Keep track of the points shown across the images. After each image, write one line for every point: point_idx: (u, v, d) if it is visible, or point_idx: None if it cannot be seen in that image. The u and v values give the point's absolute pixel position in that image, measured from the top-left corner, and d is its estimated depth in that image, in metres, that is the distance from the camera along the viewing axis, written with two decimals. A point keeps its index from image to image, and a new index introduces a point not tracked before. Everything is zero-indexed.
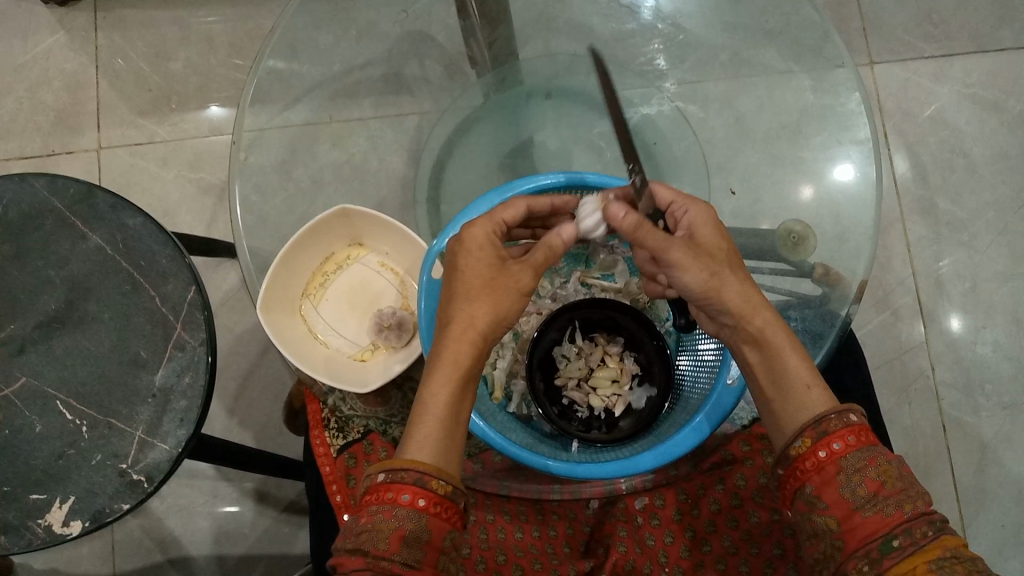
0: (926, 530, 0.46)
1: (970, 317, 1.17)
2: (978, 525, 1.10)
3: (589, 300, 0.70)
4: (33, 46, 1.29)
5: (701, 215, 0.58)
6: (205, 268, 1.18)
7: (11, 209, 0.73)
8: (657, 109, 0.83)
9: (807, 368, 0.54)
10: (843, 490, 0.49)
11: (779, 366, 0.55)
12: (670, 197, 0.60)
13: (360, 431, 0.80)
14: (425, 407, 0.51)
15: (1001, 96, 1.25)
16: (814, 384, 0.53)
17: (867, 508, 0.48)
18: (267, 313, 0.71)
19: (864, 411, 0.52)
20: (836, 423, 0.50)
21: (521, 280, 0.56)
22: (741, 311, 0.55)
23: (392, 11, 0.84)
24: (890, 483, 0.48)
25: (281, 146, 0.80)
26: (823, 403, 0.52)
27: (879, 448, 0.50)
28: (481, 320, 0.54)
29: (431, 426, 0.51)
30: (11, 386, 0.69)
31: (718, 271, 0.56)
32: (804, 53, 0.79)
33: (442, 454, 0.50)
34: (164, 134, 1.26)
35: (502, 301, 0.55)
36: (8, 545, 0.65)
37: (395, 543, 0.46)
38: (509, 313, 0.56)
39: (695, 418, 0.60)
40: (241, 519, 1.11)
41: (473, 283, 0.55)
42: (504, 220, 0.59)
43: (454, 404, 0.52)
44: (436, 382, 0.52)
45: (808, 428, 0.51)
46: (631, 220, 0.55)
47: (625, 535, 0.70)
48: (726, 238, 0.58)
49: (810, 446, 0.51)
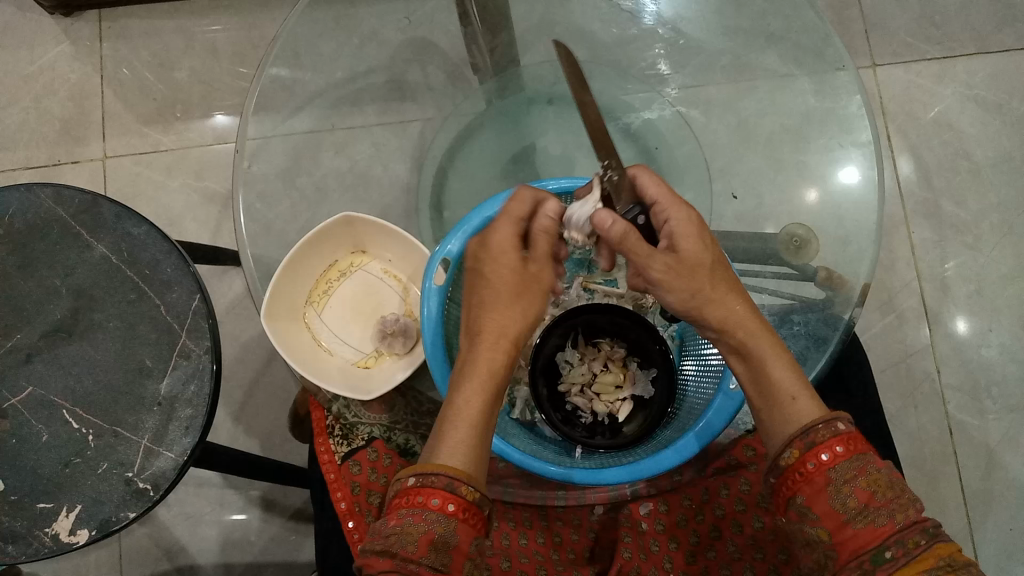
0: (919, 540, 0.45)
1: (975, 319, 1.17)
2: (986, 528, 1.09)
3: (592, 305, 0.70)
4: (38, 56, 1.31)
5: (683, 218, 0.57)
6: (209, 276, 1.19)
7: (17, 219, 0.74)
8: (657, 113, 0.85)
9: (794, 376, 0.54)
10: (833, 501, 0.48)
11: (767, 377, 0.54)
12: (656, 194, 0.59)
13: (364, 438, 0.79)
14: (458, 413, 0.52)
15: (1004, 97, 1.25)
16: (800, 394, 0.53)
17: (858, 520, 0.47)
18: (272, 321, 0.71)
19: (853, 418, 0.51)
20: (824, 433, 0.50)
21: (544, 281, 0.59)
22: (723, 325, 0.56)
23: (394, 19, 0.86)
24: (880, 493, 0.48)
25: (285, 155, 0.81)
26: (813, 411, 0.52)
27: (869, 457, 0.49)
28: (509, 323, 0.56)
29: (467, 435, 0.51)
30: (18, 395, 0.69)
31: (701, 289, 0.55)
32: (806, 56, 0.80)
33: (473, 461, 0.50)
34: (168, 143, 1.27)
35: (528, 303, 0.57)
36: (16, 554, 0.65)
37: (424, 546, 0.46)
38: (536, 316, 0.58)
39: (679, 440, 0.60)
40: (248, 526, 1.11)
41: (502, 287, 0.56)
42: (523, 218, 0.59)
43: (490, 413, 0.53)
44: (472, 386, 0.53)
45: (796, 439, 0.51)
46: (619, 228, 0.55)
47: (630, 541, 0.70)
48: (710, 244, 0.57)
49: (799, 457, 0.50)
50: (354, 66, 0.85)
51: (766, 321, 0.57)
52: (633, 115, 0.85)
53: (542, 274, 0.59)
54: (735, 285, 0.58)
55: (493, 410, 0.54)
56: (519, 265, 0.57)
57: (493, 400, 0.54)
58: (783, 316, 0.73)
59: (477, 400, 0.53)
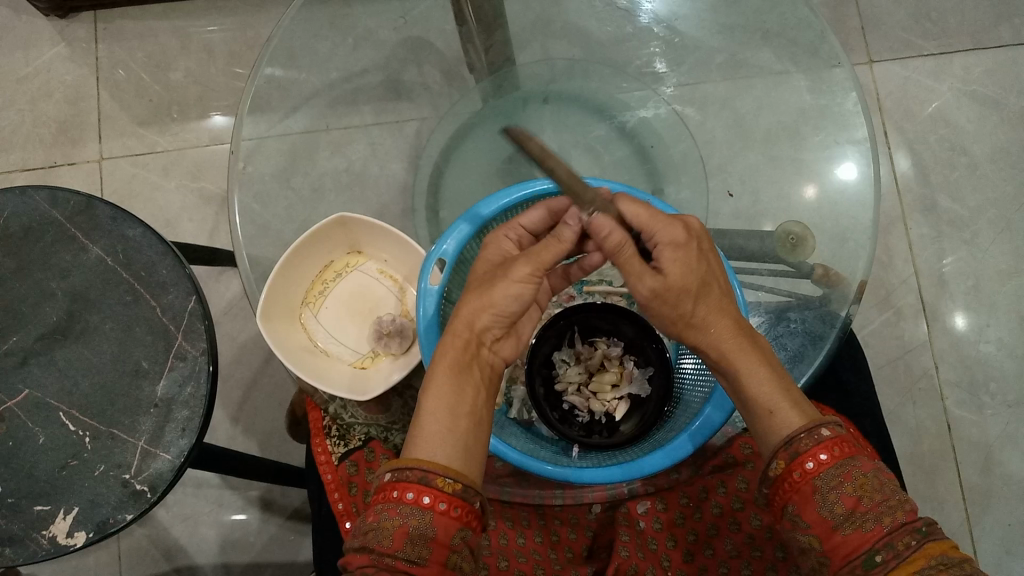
0: (909, 541, 0.45)
1: (973, 314, 1.17)
2: (985, 524, 1.09)
3: (602, 305, 0.71)
4: (34, 57, 1.30)
5: (672, 240, 0.56)
6: (207, 277, 1.19)
7: (12, 221, 0.74)
8: (653, 112, 0.85)
9: (773, 387, 0.53)
10: (822, 509, 0.49)
11: (748, 392, 0.54)
12: (642, 220, 0.57)
13: (360, 439, 0.80)
14: (424, 414, 0.52)
15: (1001, 93, 1.25)
16: (778, 409, 0.52)
17: (847, 526, 0.47)
18: (267, 323, 0.71)
19: (839, 422, 0.51)
20: (807, 442, 0.50)
21: (517, 270, 0.56)
22: (706, 344, 0.56)
23: (390, 18, 0.86)
24: (867, 497, 0.48)
25: (280, 155, 0.80)
26: (795, 419, 0.51)
27: (856, 461, 0.49)
28: (474, 312, 0.56)
29: (437, 424, 0.51)
30: (13, 398, 0.69)
31: (687, 303, 0.55)
32: (801, 54, 0.79)
33: (461, 456, 0.50)
34: (165, 144, 1.27)
35: (495, 297, 0.56)
36: (13, 557, 0.65)
37: (400, 539, 0.47)
38: (507, 310, 0.57)
39: (678, 439, 0.60)
40: (247, 527, 1.11)
41: (476, 279, 0.59)
42: (522, 225, 0.62)
43: (455, 399, 0.53)
44: (435, 391, 0.53)
45: (781, 449, 0.51)
46: (616, 238, 0.55)
47: (627, 540, 0.69)
48: (697, 267, 0.55)
49: (786, 466, 0.50)
50: (349, 66, 0.85)
51: (749, 334, 0.56)
52: (630, 113, 0.85)
53: (518, 264, 0.57)
54: (721, 304, 0.56)
55: (459, 396, 0.53)
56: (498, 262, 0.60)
57: (460, 385, 0.54)
58: (779, 314, 0.73)
59: (441, 389, 0.53)
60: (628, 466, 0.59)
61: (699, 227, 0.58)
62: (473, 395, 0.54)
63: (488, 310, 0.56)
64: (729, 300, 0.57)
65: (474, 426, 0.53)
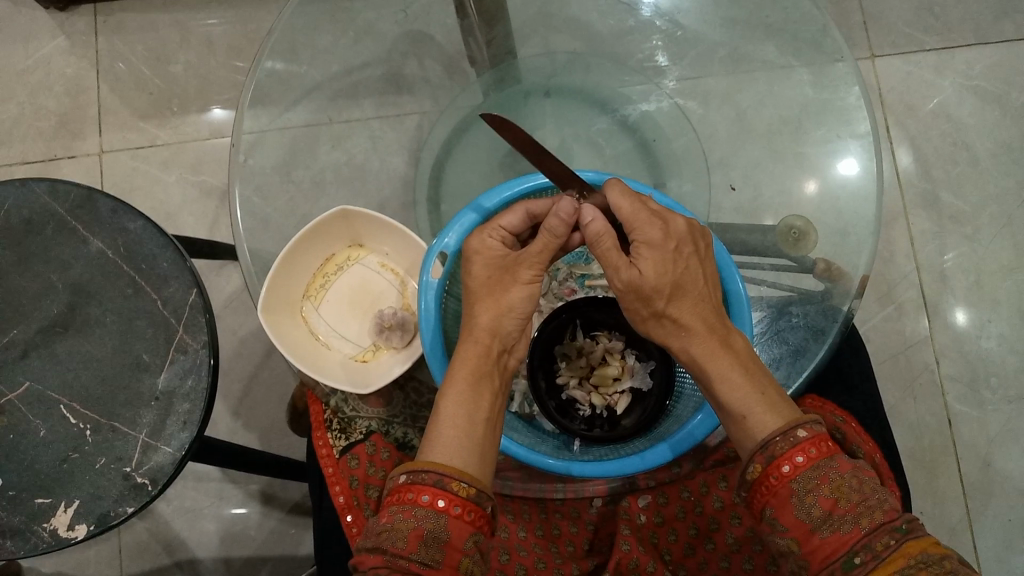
0: (887, 541, 0.45)
1: (974, 310, 1.17)
2: (986, 519, 1.09)
3: (590, 299, 0.70)
4: (33, 50, 1.30)
5: (651, 239, 0.56)
6: (207, 271, 1.19)
7: (13, 213, 0.74)
8: (656, 105, 0.84)
9: (745, 391, 0.52)
10: (800, 512, 0.48)
11: (721, 395, 0.53)
12: (628, 209, 0.57)
13: (362, 432, 0.79)
14: (440, 422, 0.53)
15: (1003, 88, 1.24)
16: (752, 415, 0.52)
17: (825, 529, 0.47)
18: (268, 315, 0.71)
19: (817, 421, 0.50)
20: (782, 445, 0.49)
21: (523, 274, 0.59)
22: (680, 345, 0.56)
23: (392, 11, 0.85)
24: (844, 499, 0.48)
25: (281, 148, 0.80)
26: (769, 422, 0.51)
27: (833, 462, 0.49)
28: (494, 317, 0.58)
29: (453, 432, 0.52)
30: (14, 391, 0.69)
31: (660, 308, 0.56)
32: (804, 47, 0.79)
33: (476, 462, 0.51)
34: (165, 137, 1.26)
35: (502, 296, 0.59)
36: (14, 549, 0.66)
37: (414, 542, 0.47)
38: (517, 306, 0.59)
39: (658, 446, 0.60)
40: (248, 521, 1.11)
41: (477, 283, 0.60)
42: (501, 225, 0.60)
43: (472, 404, 0.54)
44: (449, 402, 0.54)
45: (757, 454, 0.50)
46: (598, 227, 0.57)
47: (628, 533, 0.69)
48: (669, 272, 0.55)
49: (763, 470, 0.50)
50: (350, 59, 0.84)
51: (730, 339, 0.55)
52: (632, 107, 0.85)
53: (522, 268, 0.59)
54: (697, 308, 0.56)
55: (476, 401, 0.54)
56: (496, 263, 0.60)
57: (476, 391, 0.55)
58: (780, 309, 0.72)
59: (456, 397, 0.54)
60: (621, 462, 0.59)
61: (685, 227, 0.58)
62: (489, 400, 0.55)
63: (507, 314, 0.59)
64: (707, 304, 0.57)
65: (491, 428, 0.54)
